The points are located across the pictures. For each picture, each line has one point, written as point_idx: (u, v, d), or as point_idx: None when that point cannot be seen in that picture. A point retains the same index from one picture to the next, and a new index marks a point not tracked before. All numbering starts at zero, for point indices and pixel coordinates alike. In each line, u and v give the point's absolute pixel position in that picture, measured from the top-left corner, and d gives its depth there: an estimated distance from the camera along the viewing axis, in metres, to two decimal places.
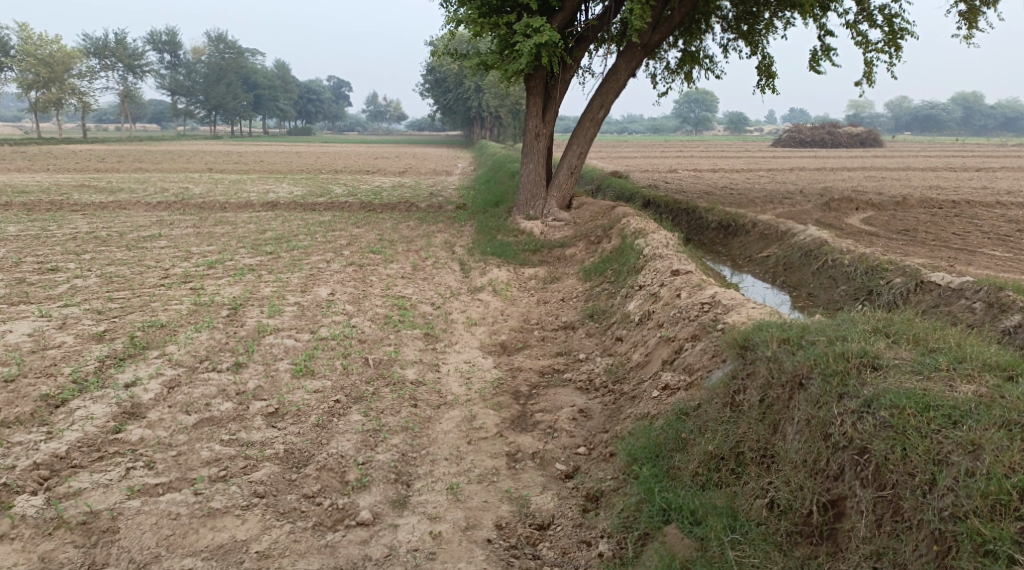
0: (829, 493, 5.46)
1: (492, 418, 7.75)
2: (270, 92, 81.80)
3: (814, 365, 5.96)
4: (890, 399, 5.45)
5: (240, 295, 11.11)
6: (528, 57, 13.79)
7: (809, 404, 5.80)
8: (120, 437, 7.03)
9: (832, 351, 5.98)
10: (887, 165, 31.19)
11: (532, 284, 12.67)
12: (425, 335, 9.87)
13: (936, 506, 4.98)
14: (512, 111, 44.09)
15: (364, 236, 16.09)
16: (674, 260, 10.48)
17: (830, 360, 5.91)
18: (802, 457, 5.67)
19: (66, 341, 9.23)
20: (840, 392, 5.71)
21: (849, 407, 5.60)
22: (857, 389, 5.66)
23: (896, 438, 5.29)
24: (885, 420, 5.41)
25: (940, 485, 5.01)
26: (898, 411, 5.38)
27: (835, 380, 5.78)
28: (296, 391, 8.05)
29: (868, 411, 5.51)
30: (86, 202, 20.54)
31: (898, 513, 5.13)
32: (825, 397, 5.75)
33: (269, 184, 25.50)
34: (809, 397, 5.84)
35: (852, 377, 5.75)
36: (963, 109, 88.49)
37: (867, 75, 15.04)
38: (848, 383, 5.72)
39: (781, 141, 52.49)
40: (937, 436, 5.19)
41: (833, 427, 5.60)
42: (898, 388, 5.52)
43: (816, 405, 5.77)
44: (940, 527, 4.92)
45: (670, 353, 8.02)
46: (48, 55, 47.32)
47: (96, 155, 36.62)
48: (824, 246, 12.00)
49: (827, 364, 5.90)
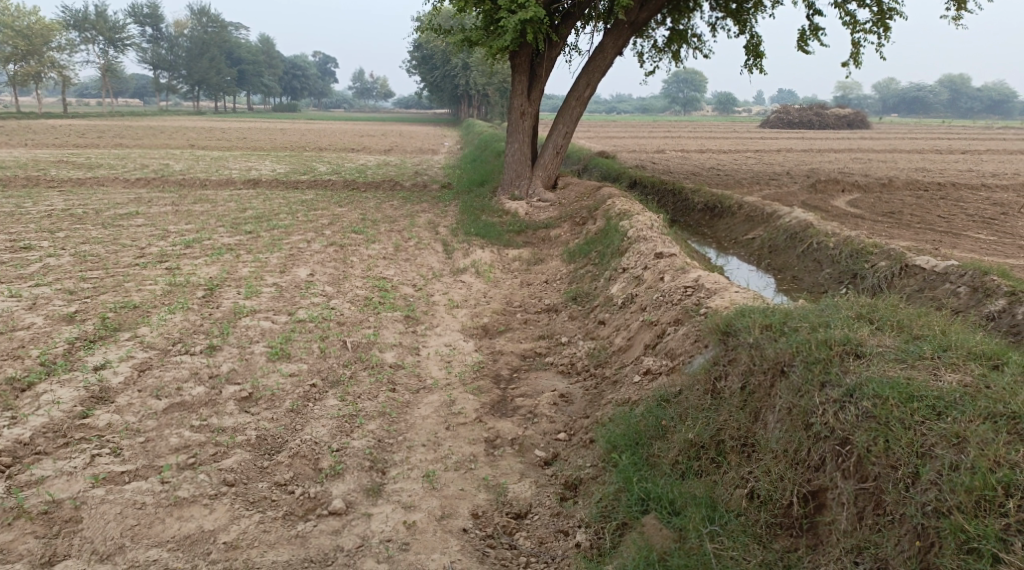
0: (810, 484, 5.35)
1: (471, 403, 7.60)
2: (254, 68, 80.77)
3: (797, 352, 5.83)
4: (874, 389, 5.33)
5: (217, 276, 10.87)
6: (513, 34, 13.54)
7: (791, 393, 5.68)
8: (87, 422, 6.83)
9: (815, 338, 5.85)
10: (873, 147, 31.14)
11: (515, 266, 12.50)
12: (405, 318, 9.68)
13: (919, 500, 4.87)
14: (499, 89, 43.69)
15: (347, 216, 15.85)
16: (658, 242, 10.33)
17: (813, 348, 5.79)
18: (783, 447, 5.55)
19: (36, 322, 8.99)
20: (822, 380, 5.59)
21: (831, 396, 5.48)
22: (840, 377, 5.54)
23: (879, 429, 5.17)
24: (868, 410, 5.29)
25: (923, 478, 4.90)
26: (882, 402, 5.26)
27: (818, 368, 5.65)
28: (270, 375, 7.87)
29: (851, 401, 5.39)
30: (63, 178, 20.16)
31: (879, 506, 5.02)
32: (807, 385, 5.63)
33: (251, 161, 25.13)
34: (790, 385, 5.72)
35: (835, 365, 5.63)
36: (949, 91, 88.57)
37: (855, 56, 14.88)
38: (831, 371, 5.59)
39: (769, 122, 52.36)
40: (921, 427, 5.07)
41: (814, 417, 5.48)
42: (882, 377, 5.40)
43: (798, 394, 5.65)
44: (923, 522, 4.81)
45: (652, 338, 7.88)
46: (27, 28, 46.41)
47: (76, 131, 36.01)
48: (809, 229, 11.86)
49: (810, 351, 5.77)
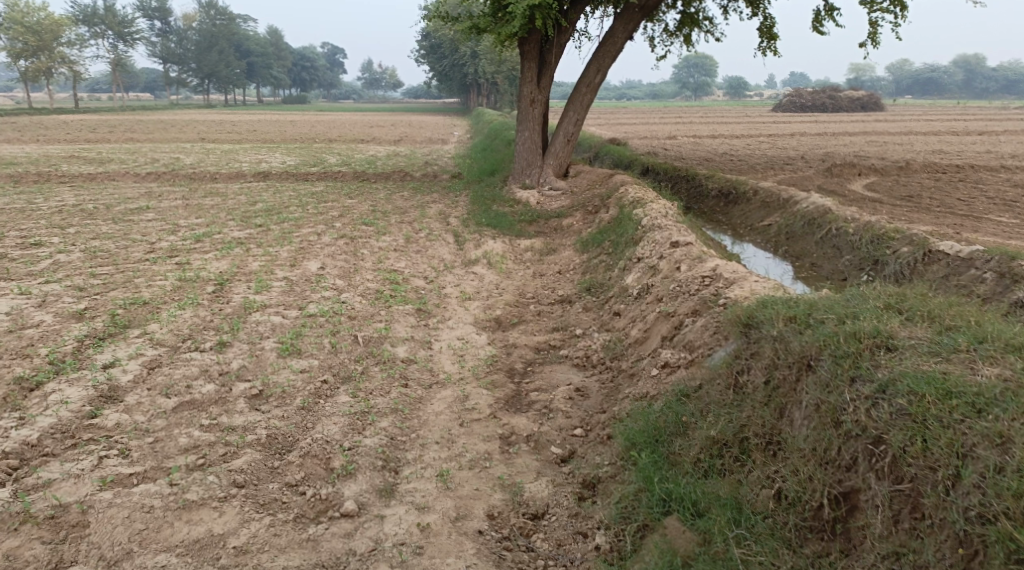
0: (841, 485, 5.17)
1: (485, 399, 7.44)
2: (263, 60, 80.62)
3: (824, 346, 5.64)
4: (909, 385, 5.13)
5: (227, 270, 10.75)
6: (522, 20, 13.31)
7: (819, 387, 5.49)
8: (96, 422, 6.72)
9: (843, 330, 5.66)
10: (888, 130, 30.75)
11: (528, 256, 12.33)
12: (417, 311, 9.53)
13: (961, 504, 4.70)
14: (508, 77, 43.40)
15: (357, 208, 15.70)
16: (674, 231, 10.12)
17: (841, 341, 5.59)
18: (812, 446, 5.36)
19: (44, 319, 8.89)
20: (852, 375, 5.40)
21: (863, 392, 5.29)
22: (871, 372, 5.34)
23: (916, 429, 4.98)
24: (903, 407, 5.10)
25: (965, 481, 4.72)
26: (918, 399, 5.07)
27: (848, 362, 5.46)
28: (281, 371, 7.74)
29: (884, 397, 5.20)
30: (75, 173, 20.11)
31: (917, 509, 4.85)
32: (836, 381, 5.43)
33: (261, 153, 25.02)
34: (818, 381, 5.53)
35: (866, 359, 5.44)
36: (964, 72, 87.61)
37: (872, 36, 14.58)
38: (862, 365, 5.40)
39: (782, 105, 51.86)
40: (960, 426, 4.88)
41: (844, 413, 5.30)
42: (916, 372, 5.21)
43: (826, 390, 5.45)
44: (966, 528, 4.64)
45: (669, 330, 7.70)
46: (37, 24, 46.36)
47: (88, 125, 36.01)
48: (827, 215, 11.61)
49: (838, 345, 5.57)
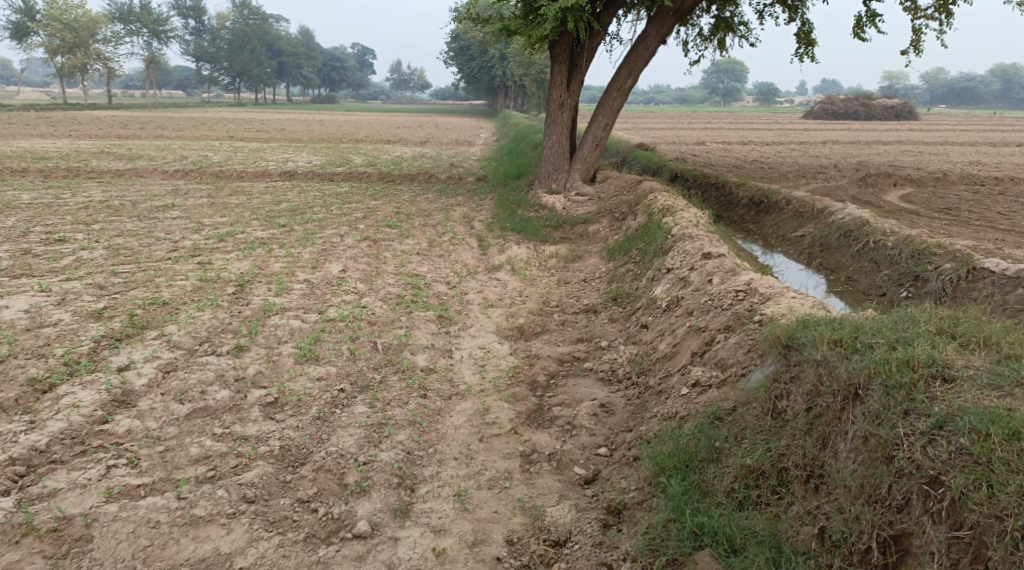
0: (892, 528, 4.92)
1: (506, 413, 7.19)
2: (294, 59, 80.98)
3: (873, 374, 5.38)
4: (972, 422, 4.90)
5: (248, 271, 10.56)
6: (553, 22, 13.06)
7: (867, 418, 5.23)
8: (107, 428, 6.55)
9: (894, 357, 5.40)
10: (924, 139, 30.14)
11: (553, 263, 12.05)
12: (438, 317, 9.29)
13: None
14: (537, 80, 43.17)
15: (381, 209, 15.50)
16: (705, 241, 9.81)
17: (892, 370, 5.34)
18: (860, 483, 5.10)
19: (62, 318, 8.75)
20: (905, 407, 5.16)
21: (918, 427, 5.05)
22: (927, 406, 5.11)
23: (979, 472, 4.75)
24: (963, 446, 4.87)
25: None
26: (982, 439, 4.83)
27: (901, 394, 5.22)
28: (298, 379, 7.52)
29: (941, 434, 4.97)
30: (103, 169, 20.11)
31: (978, 560, 4.62)
32: (887, 413, 5.18)
33: (288, 153, 24.95)
34: (866, 411, 5.27)
35: (920, 392, 5.19)
36: (1000, 82, 86.12)
37: (914, 43, 14.17)
38: (917, 398, 5.16)
39: (813, 112, 51.12)
40: None
41: (897, 449, 5.05)
42: (977, 409, 4.97)
43: (876, 422, 5.20)
44: None
45: (700, 345, 7.41)
46: (74, 20, 46.78)
47: (120, 121, 36.19)
48: (864, 227, 11.22)
49: (890, 374, 5.32)
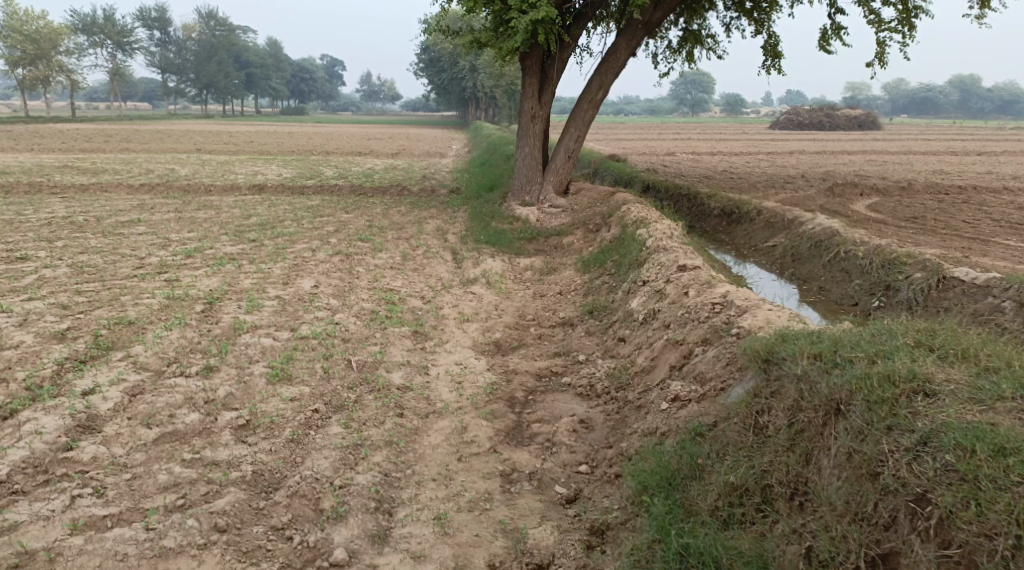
0: (880, 547, 4.87)
1: (484, 431, 7.08)
2: (262, 72, 80.45)
3: (854, 389, 5.34)
4: (956, 438, 4.86)
5: (217, 288, 10.33)
6: (524, 35, 12.99)
7: (850, 434, 5.21)
8: (71, 456, 6.41)
9: (874, 372, 5.37)
10: (888, 149, 30.55)
11: (527, 276, 11.95)
12: (413, 333, 9.14)
13: None
14: (506, 91, 43.21)
15: (353, 223, 15.32)
16: (680, 253, 9.76)
17: (874, 385, 5.30)
18: (845, 501, 5.06)
19: (25, 340, 8.48)
20: (889, 423, 5.12)
21: (902, 443, 5.01)
22: (911, 421, 5.07)
23: (967, 490, 4.70)
24: (950, 462, 4.82)
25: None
26: (968, 454, 4.79)
27: (884, 410, 5.18)
28: (270, 400, 7.33)
29: (927, 450, 4.92)
30: (67, 184, 19.71)
31: None
32: (870, 429, 5.15)
33: (257, 166, 24.67)
34: (849, 427, 5.24)
35: (903, 407, 5.16)
36: (959, 92, 87.78)
37: (879, 55, 14.32)
38: (900, 413, 5.12)
39: (779, 122, 51.68)
40: (1017, 489, 4.60)
41: (881, 466, 5.02)
42: (961, 424, 4.93)
43: (859, 438, 5.17)
44: None
45: (678, 359, 7.34)
46: (36, 32, 46.02)
47: (83, 135, 35.66)
48: (835, 237, 11.25)
49: (872, 390, 5.28)
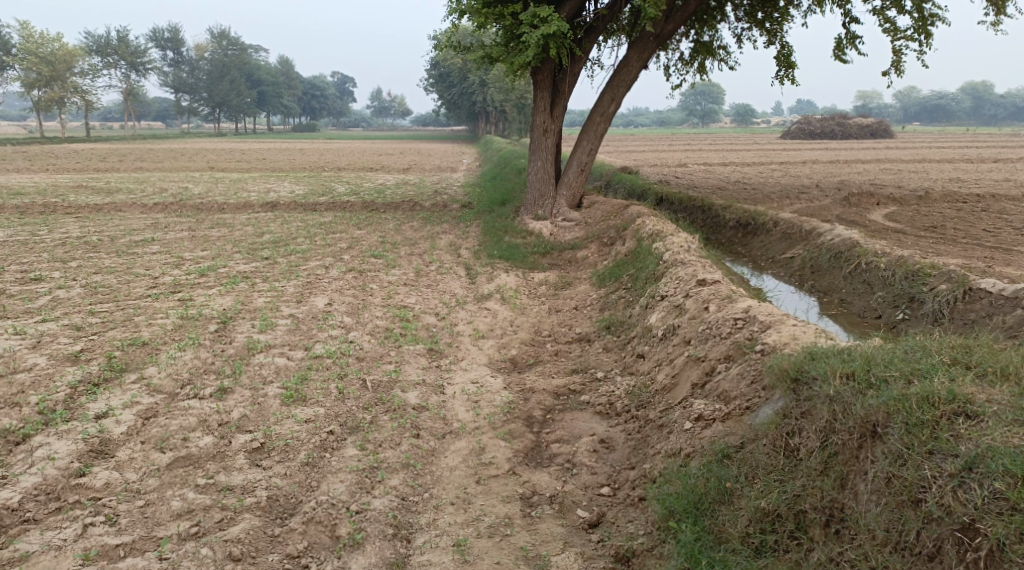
0: None
1: (503, 452, 6.96)
2: (274, 89, 80.89)
3: (892, 411, 5.30)
4: (1005, 464, 4.80)
5: (231, 307, 10.23)
6: (535, 49, 12.89)
7: (889, 459, 5.15)
8: (83, 482, 6.34)
9: (912, 394, 5.31)
10: (902, 157, 30.31)
11: (542, 291, 11.79)
12: (428, 351, 9.00)
13: None
14: (517, 105, 43.24)
15: (366, 239, 15.24)
16: (698, 266, 9.59)
17: (912, 407, 5.25)
18: (885, 529, 5.00)
19: (38, 362, 8.40)
20: (930, 447, 5.07)
21: (946, 469, 4.96)
22: (953, 445, 5.02)
23: (1018, 519, 4.63)
24: (999, 490, 4.77)
25: None
26: (1017, 482, 4.72)
27: (924, 433, 5.13)
28: (284, 422, 7.21)
29: (973, 476, 4.87)
30: (81, 204, 19.73)
31: None
32: (910, 453, 5.10)
33: (269, 183, 24.65)
34: (887, 450, 5.19)
35: (944, 430, 5.10)
36: (972, 99, 87.21)
37: (895, 64, 14.15)
38: (942, 437, 5.07)
39: (790, 133, 51.44)
40: None
41: (923, 492, 4.96)
42: (1007, 449, 4.87)
43: (899, 462, 5.12)
44: None
45: (700, 376, 7.18)
46: (50, 54, 46.56)
47: (98, 155, 35.89)
48: (855, 248, 11.05)
49: (910, 412, 5.24)
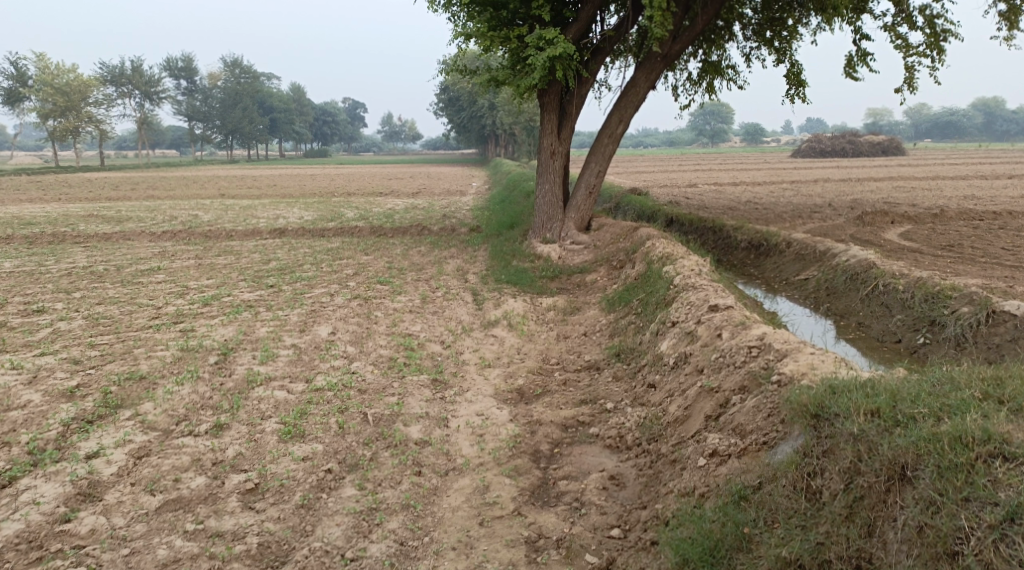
0: None
1: (508, 491, 6.65)
2: (286, 116, 81.32)
3: (922, 453, 5.05)
4: None
5: (232, 338, 9.96)
6: (541, 71, 12.66)
7: (921, 506, 4.89)
8: (68, 529, 6.12)
9: (944, 434, 5.05)
10: (916, 175, 29.89)
11: (551, 316, 11.48)
12: (433, 382, 8.70)
13: None
14: (526, 128, 43.18)
15: (373, 265, 15.01)
16: (710, 291, 9.27)
17: (944, 449, 4.99)
18: None
19: (32, 398, 8.15)
20: (965, 494, 4.80)
21: (985, 519, 4.68)
22: (991, 493, 4.73)
23: None
24: None
25: None
26: None
27: (958, 478, 4.86)
28: (280, 460, 6.91)
29: (1015, 528, 4.58)
30: (90, 233, 19.61)
31: None
32: (945, 500, 4.83)
33: (279, 209, 24.51)
34: (919, 496, 4.93)
35: (980, 474, 4.82)
36: (984, 116, 86.75)
37: (908, 81, 13.86)
38: (978, 483, 4.79)
39: (801, 151, 51.09)
40: None
41: (960, 544, 4.69)
42: None
43: (932, 510, 4.85)
44: None
45: (714, 408, 6.84)
46: (65, 84, 46.97)
47: (111, 183, 35.93)
48: (871, 269, 10.71)
49: (943, 455, 4.97)
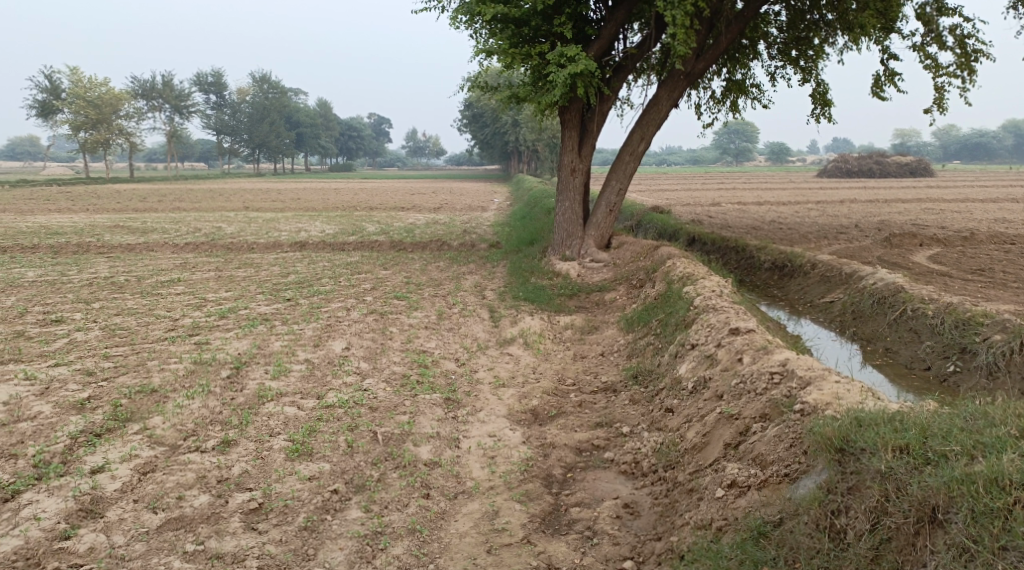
0: None
1: (518, 517, 6.44)
2: (312, 130, 81.90)
3: (955, 495, 4.83)
4: None
5: (246, 351, 9.83)
6: (562, 88, 12.52)
7: (953, 552, 4.68)
8: (67, 546, 6.00)
9: (979, 475, 4.83)
10: (945, 197, 29.43)
11: (569, 334, 11.27)
12: (445, 401, 8.51)
13: None
14: (550, 145, 43.08)
15: (391, 280, 14.88)
16: (731, 313, 9.03)
17: (979, 492, 4.77)
18: None
19: (42, 410, 8.04)
20: (1002, 542, 4.57)
21: None
22: None
23: None
24: None
25: None
26: None
27: (995, 524, 4.63)
28: (286, 479, 6.75)
29: None
30: (114, 243, 19.67)
31: None
32: (981, 548, 4.61)
33: (302, 222, 24.49)
34: (951, 542, 4.72)
35: (1018, 522, 4.59)
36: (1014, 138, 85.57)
37: (937, 102, 13.59)
38: (1015, 530, 4.56)
39: (827, 171, 50.52)
40: None
41: None
42: None
43: (965, 557, 4.64)
44: None
45: (733, 436, 6.59)
46: (97, 97, 47.54)
47: (140, 195, 36.21)
48: (899, 293, 10.41)
49: (978, 499, 4.75)
